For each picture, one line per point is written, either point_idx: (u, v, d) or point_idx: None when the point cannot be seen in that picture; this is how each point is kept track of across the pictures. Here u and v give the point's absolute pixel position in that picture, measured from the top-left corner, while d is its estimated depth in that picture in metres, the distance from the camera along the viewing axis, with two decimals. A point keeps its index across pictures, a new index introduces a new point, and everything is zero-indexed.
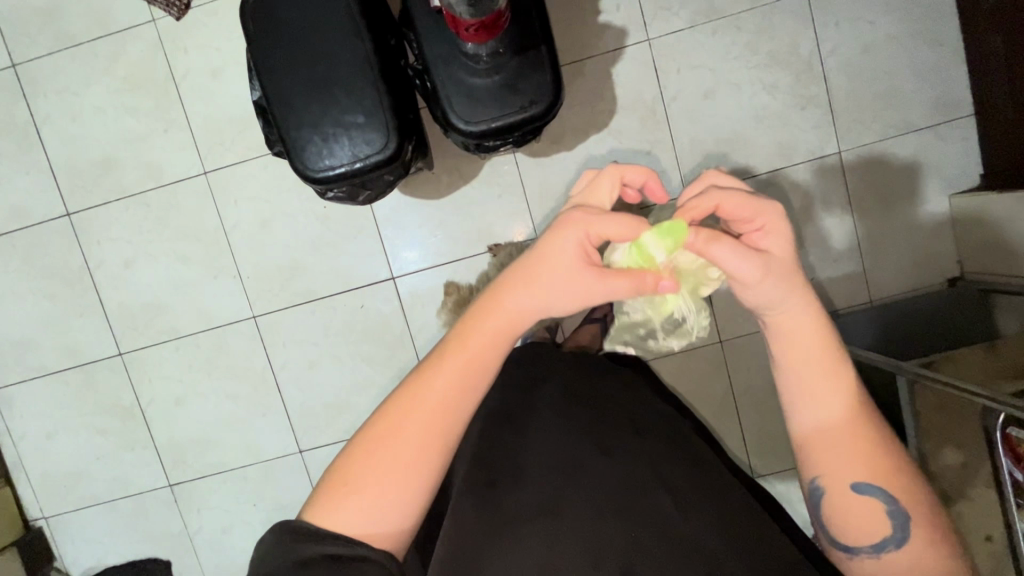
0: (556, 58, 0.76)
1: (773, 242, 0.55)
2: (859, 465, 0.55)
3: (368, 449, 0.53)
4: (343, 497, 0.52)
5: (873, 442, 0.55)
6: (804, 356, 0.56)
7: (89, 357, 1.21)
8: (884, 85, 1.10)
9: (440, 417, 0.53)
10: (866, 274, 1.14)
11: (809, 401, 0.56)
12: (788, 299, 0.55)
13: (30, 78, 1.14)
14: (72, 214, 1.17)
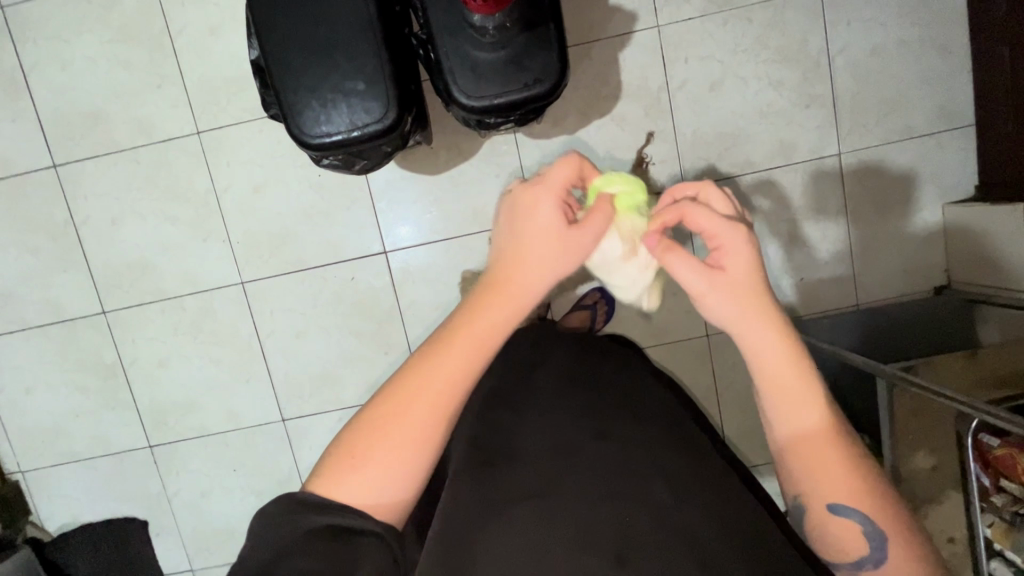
0: (564, 37, 0.75)
1: (739, 256, 0.58)
2: (841, 481, 0.55)
3: (374, 423, 0.51)
4: (351, 468, 0.50)
5: (847, 457, 0.56)
6: (779, 378, 0.56)
7: (71, 314, 1.19)
8: (890, 89, 1.10)
9: (446, 396, 0.51)
10: (855, 277, 1.15)
11: (789, 412, 0.56)
12: (756, 320, 0.57)
13: (18, 22, 1.10)
14: (58, 166, 1.14)
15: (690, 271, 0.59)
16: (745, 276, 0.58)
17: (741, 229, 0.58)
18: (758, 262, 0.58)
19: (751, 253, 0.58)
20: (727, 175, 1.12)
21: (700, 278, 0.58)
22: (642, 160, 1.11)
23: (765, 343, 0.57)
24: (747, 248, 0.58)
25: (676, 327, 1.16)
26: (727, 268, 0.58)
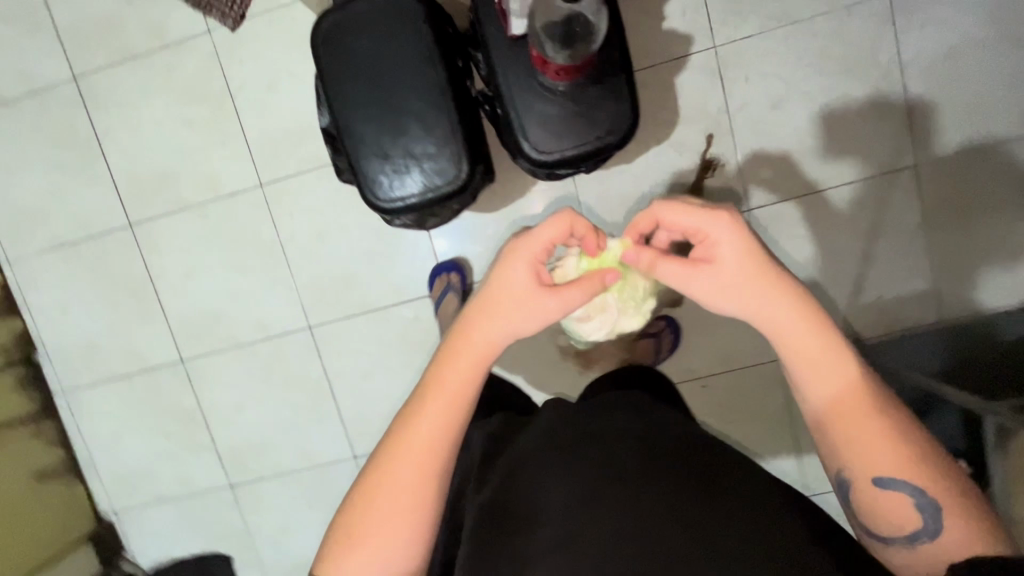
0: (634, 84, 0.73)
1: (728, 251, 0.56)
2: (880, 441, 0.50)
3: (370, 493, 0.54)
4: (352, 547, 0.53)
5: (879, 422, 0.51)
6: (796, 338, 0.54)
7: (153, 363, 1.24)
8: (969, 93, 1.04)
9: (427, 449, 0.54)
10: (937, 293, 1.09)
11: (811, 375, 0.54)
12: (750, 284, 0.55)
13: (91, 92, 1.15)
14: (134, 225, 1.20)
15: (681, 273, 0.58)
16: (737, 263, 0.56)
17: (722, 214, 0.57)
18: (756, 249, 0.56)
19: (745, 244, 0.56)
20: (795, 194, 1.08)
21: (692, 274, 0.57)
22: (711, 163, 1.07)
23: (768, 320, 0.55)
24: (733, 239, 0.56)
25: (746, 353, 1.13)
26: (718, 257, 0.57)
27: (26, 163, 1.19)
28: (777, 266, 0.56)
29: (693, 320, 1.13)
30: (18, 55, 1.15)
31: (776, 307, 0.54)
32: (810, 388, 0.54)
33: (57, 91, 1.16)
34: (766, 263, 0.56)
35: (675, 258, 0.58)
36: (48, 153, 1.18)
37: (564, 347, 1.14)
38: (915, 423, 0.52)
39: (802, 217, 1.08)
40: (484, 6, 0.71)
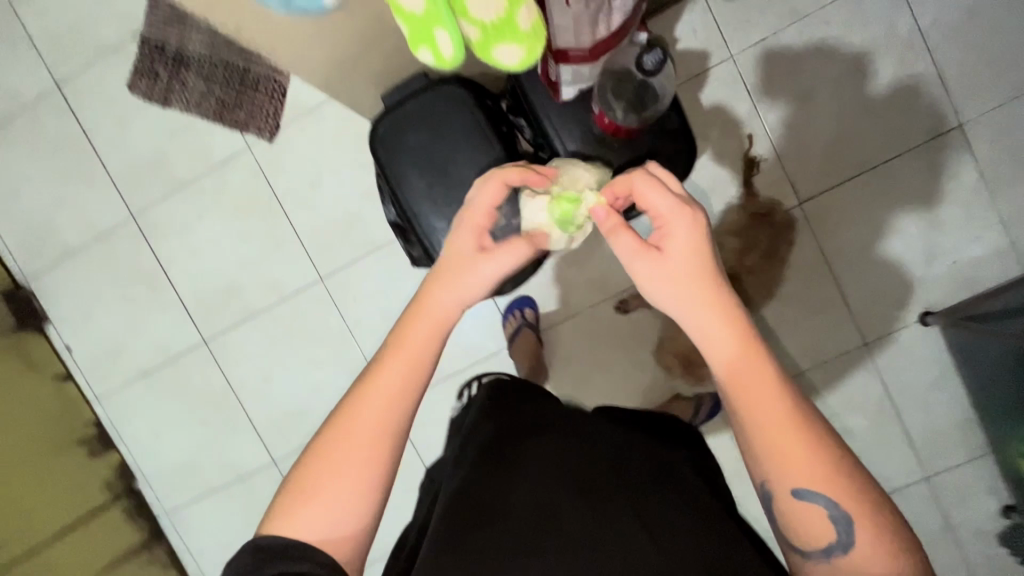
0: (684, 118, 0.77)
1: (680, 235, 0.54)
2: (790, 435, 0.48)
3: (324, 451, 0.50)
4: (302, 499, 0.49)
5: (804, 421, 0.48)
6: (715, 325, 0.52)
7: (247, 470, 1.26)
8: (998, 44, 1.03)
9: (387, 412, 0.51)
10: (1015, 244, 1.06)
11: (726, 363, 0.51)
12: (691, 277, 0.54)
13: (150, 226, 1.22)
14: (209, 340, 1.24)
15: (633, 255, 0.56)
16: (686, 255, 0.54)
17: (684, 207, 0.55)
18: (707, 243, 0.55)
19: (699, 236, 0.55)
20: (843, 178, 1.09)
21: (641, 259, 0.56)
22: (756, 160, 1.08)
23: (700, 304, 0.53)
24: (692, 226, 0.54)
25: (829, 343, 1.13)
26: (669, 248, 0.55)
27: (99, 303, 1.25)
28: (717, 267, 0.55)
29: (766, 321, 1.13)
30: (78, 206, 1.22)
31: (719, 298, 0.53)
32: (713, 354, 0.52)
33: (119, 232, 1.22)
34: (714, 261, 0.55)
35: (630, 236, 0.56)
36: (119, 290, 1.24)
37: (646, 375, 1.14)
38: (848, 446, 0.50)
39: (856, 199, 1.09)
40: (530, 82, 0.75)
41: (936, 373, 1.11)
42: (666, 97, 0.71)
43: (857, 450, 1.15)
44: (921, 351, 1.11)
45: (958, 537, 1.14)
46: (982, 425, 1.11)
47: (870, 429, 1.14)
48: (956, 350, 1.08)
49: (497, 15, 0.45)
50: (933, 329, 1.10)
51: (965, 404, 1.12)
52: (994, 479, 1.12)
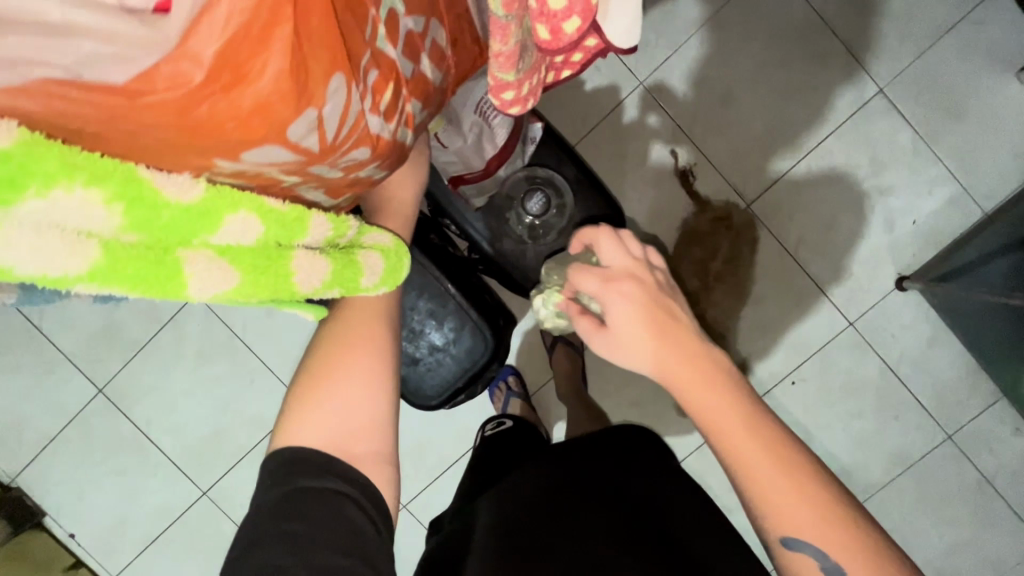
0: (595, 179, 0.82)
1: (618, 314, 0.50)
2: (770, 473, 0.45)
3: (325, 357, 0.51)
4: (312, 400, 0.48)
5: (789, 460, 0.45)
6: (683, 373, 0.49)
7: None
8: (894, 4, 1.03)
9: (372, 309, 0.54)
10: (968, 190, 1.05)
11: (701, 402, 0.48)
12: (649, 338, 0.50)
13: (118, 394, 1.19)
14: (207, 491, 1.21)
15: (590, 333, 0.53)
16: (635, 324, 0.50)
17: (631, 283, 0.51)
18: (651, 310, 0.50)
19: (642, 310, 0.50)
20: (783, 168, 1.08)
21: (595, 337, 0.53)
22: (689, 173, 1.08)
23: (658, 367, 0.50)
24: (627, 300, 0.50)
25: (817, 332, 1.11)
26: (614, 322, 0.51)
27: (88, 483, 1.21)
28: (682, 328, 0.50)
29: (750, 325, 1.12)
30: (42, 394, 1.19)
31: (681, 349, 0.49)
32: (680, 393, 0.49)
33: (89, 408, 1.19)
34: (666, 324, 0.50)
35: (584, 318, 0.53)
36: (104, 466, 1.21)
37: (646, 411, 1.12)
38: (836, 482, 0.47)
39: (802, 185, 1.08)
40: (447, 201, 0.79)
41: (930, 333, 1.09)
42: (563, 184, 0.81)
43: (874, 427, 1.12)
44: (907, 316, 1.09)
45: (999, 487, 1.11)
46: (990, 373, 1.08)
47: (881, 404, 1.12)
48: (941, 307, 1.06)
49: (321, 285, 0.45)
50: (912, 292, 1.09)
51: (968, 355, 1.09)
52: (1016, 420, 1.09)
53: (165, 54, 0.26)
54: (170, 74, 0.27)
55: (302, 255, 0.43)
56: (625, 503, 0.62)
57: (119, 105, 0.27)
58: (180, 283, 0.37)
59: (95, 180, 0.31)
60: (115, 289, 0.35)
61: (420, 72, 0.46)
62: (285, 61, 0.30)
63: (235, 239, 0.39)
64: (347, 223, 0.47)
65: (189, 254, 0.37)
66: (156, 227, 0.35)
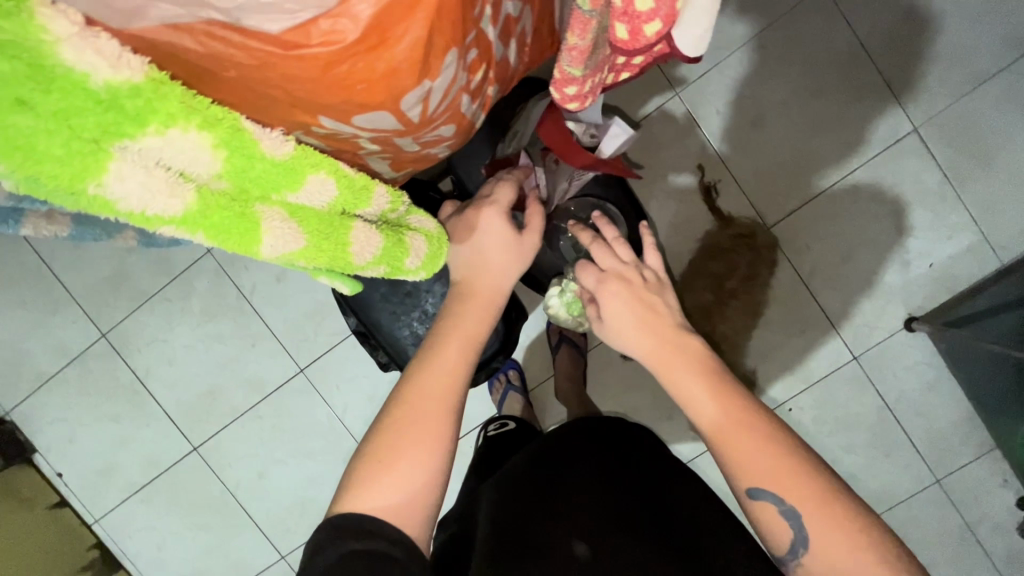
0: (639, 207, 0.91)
1: (609, 306, 0.58)
2: (739, 436, 0.49)
3: (398, 421, 0.53)
4: (383, 467, 0.51)
5: (755, 423, 0.50)
6: (655, 351, 0.55)
7: (257, 568, 1.25)
8: (941, 45, 1.02)
9: (447, 389, 0.55)
10: (989, 239, 1.05)
11: (675, 382, 0.54)
12: (635, 322, 0.57)
13: (121, 341, 1.19)
14: (198, 447, 1.22)
15: (595, 322, 0.61)
16: (625, 311, 0.58)
17: (618, 281, 0.59)
18: (639, 307, 0.58)
19: (631, 302, 0.58)
20: (808, 195, 1.08)
21: (596, 324, 0.61)
22: (713, 190, 1.08)
23: (641, 350, 0.57)
24: (618, 298, 0.58)
25: (820, 363, 1.11)
26: (609, 316, 0.59)
27: (81, 425, 1.22)
28: (668, 322, 0.57)
29: (755, 347, 1.12)
30: (46, 332, 1.19)
31: (656, 331, 0.56)
32: (649, 360, 0.56)
33: (90, 352, 1.20)
34: (652, 315, 0.57)
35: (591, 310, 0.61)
36: (100, 411, 1.21)
37: (641, 420, 1.13)
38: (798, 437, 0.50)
39: (825, 215, 1.08)
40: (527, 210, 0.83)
41: (932, 377, 1.10)
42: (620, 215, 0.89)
43: (865, 463, 1.13)
44: (912, 357, 1.10)
45: (980, 537, 1.11)
46: (986, 423, 1.08)
47: (873, 440, 1.12)
48: (948, 352, 1.06)
49: (371, 245, 0.54)
50: (920, 334, 1.09)
51: (966, 402, 1.09)
52: (1006, 473, 1.10)
53: (326, 12, 0.29)
54: (324, 29, 0.30)
55: (359, 227, 0.52)
56: (629, 487, 0.64)
57: (279, 53, 0.32)
58: (257, 237, 0.44)
59: (207, 125, 0.38)
60: (185, 234, 0.41)
61: (506, 56, 0.52)
62: (421, 31, 0.33)
63: (309, 201, 0.48)
64: (400, 202, 0.58)
65: (267, 211, 0.45)
66: (242, 177, 0.42)
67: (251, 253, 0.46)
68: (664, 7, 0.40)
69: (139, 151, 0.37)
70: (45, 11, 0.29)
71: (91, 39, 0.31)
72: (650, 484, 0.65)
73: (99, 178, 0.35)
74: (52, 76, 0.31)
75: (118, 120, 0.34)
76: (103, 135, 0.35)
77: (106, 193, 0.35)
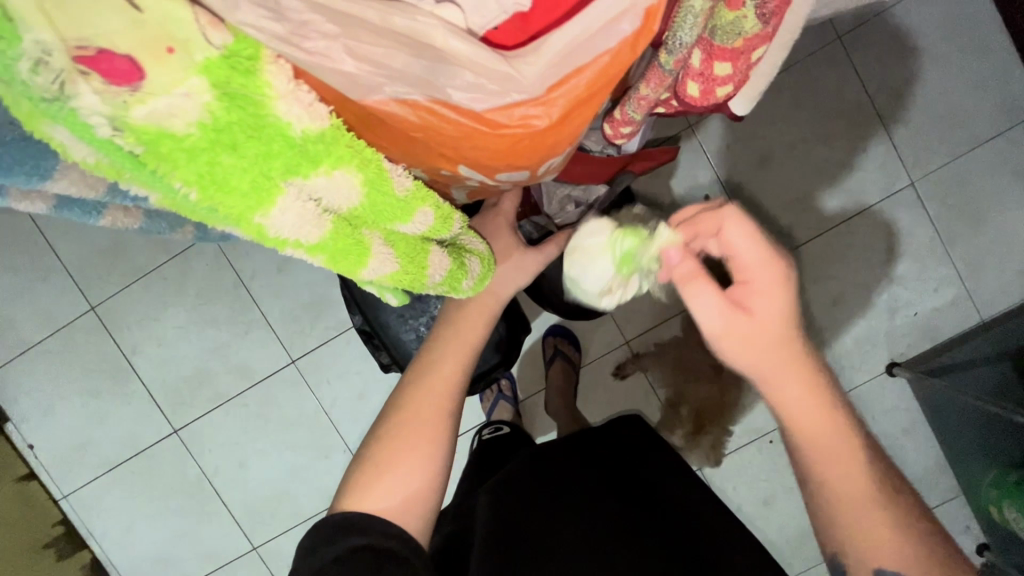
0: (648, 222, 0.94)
1: (769, 305, 0.45)
2: (846, 463, 0.47)
3: (395, 429, 0.54)
4: (376, 474, 0.52)
5: (847, 426, 0.48)
6: (799, 365, 0.46)
7: (227, 558, 1.23)
8: (942, 106, 1.07)
9: (444, 399, 0.56)
10: (971, 295, 1.10)
11: (800, 401, 0.47)
12: (785, 324, 0.46)
13: (110, 316, 1.17)
14: (178, 431, 1.20)
15: (718, 315, 0.45)
16: (778, 309, 0.45)
17: (780, 266, 0.45)
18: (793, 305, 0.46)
19: (785, 295, 0.45)
20: (806, 236, 1.11)
21: (727, 316, 0.45)
22: None
23: (781, 362, 0.46)
24: (781, 293, 0.45)
25: None
26: (756, 310, 0.45)
27: (58, 398, 1.19)
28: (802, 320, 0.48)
29: None
30: (33, 300, 1.17)
31: (799, 341, 0.47)
32: (794, 373, 0.46)
33: (77, 324, 1.17)
34: (798, 320, 0.46)
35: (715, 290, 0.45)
36: (80, 385, 1.19)
37: None
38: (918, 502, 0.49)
39: (821, 257, 1.11)
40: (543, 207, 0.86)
41: (908, 421, 1.14)
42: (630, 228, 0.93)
43: None
44: (891, 401, 1.14)
45: None
46: (954, 470, 1.12)
47: None
48: (925, 399, 1.10)
49: (447, 268, 0.52)
50: (900, 379, 1.13)
51: (938, 449, 1.14)
52: (970, 520, 1.14)
53: (534, 99, 0.39)
54: (523, 113, 0.40)
55: (436, 252, 0.50)
56: (625, 498, 0.66)
57: (483, 131, 0.41)
58: (363, 261, 0.45)
59: (360, 166, 0.41)
60: (304, 254, 0.43)
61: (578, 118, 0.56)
62: (590, 113, 0.44)
63: (408, 230, 0.48)
64: (472, 234, 0.56)
65: (371, 235, 0.45)
66: (370, 207, 0.44)
67: (348, 272, 0.46)
68: (738, 76, 0.49)
69: (306, 189, 0.39)
70: (271, 67, 0.34)
71: (297, 92, 0.35)
72: (649, 499, 0.67)
73: (266, 210, 0.38)
74: (264, 124, 0.35)
75: (299, 160, 0.37)
76: (278, 172, 0.37)
77: (266, 224, 0.38)
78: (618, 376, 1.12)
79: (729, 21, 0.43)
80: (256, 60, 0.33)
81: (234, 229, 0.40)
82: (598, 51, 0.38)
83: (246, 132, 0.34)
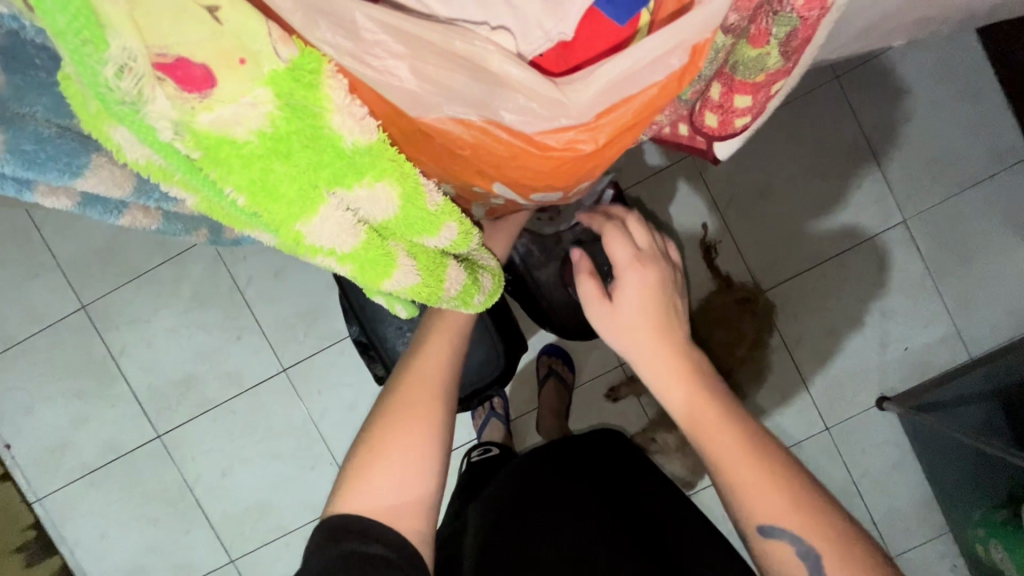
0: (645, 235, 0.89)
1: (629, 296, 0.56)
2: (762, 485, 0.49)
3: (382, 423, 0.53)
4: (365, 471, 0.51)
5: (741, 439, 0.50)
6: (677, 365, 0.54)
7: (203, 569, 1.19)
8: (935, 147, 1.10)
9: (429, 383, 0.55)
10: (960, 332, 1.12)
11: (691, 408, 0.52)
12: (652, 321, 0.55)
13: (101, 316, 1.16)
14: (162, 436, 1.17)
15: (592, 299, 0.58)
16: (639, 301, 0.56)
17: (644, 267, 0.56)
18: (658, 303, 0.56)
19: (646, 297, 0.56)
20: (801, 267, 1.13)
21: (596, 303, 0.58)
22: (712, 248, 1.13)
23: (650, 357, 0.55)
24: (640, 285, 0.56)
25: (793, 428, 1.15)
26: (618, 300, 0.56)
27: (40, 397, 1.17)
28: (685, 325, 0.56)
29: None
30: (22, 297, 1.15)
31: (673, 339, 0.55)
32: (668, 376, 0.54)
33: (65, 322, 1.16)
34: (666, 314, 0.56)
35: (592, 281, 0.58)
36: (64, 384, 1.16)
37: None
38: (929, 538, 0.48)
39: (815, 288, 1.13)
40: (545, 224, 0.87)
41: (897, 456, 1.14)
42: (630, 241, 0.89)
43: None
44: (881, 435, 1.14)
45: None
46: (941, 507, 1.12)
47: None
48: (914, 434, 1.11)
49: (463, 284, 0.51)
50: (890, 413, 1.14)
51: (926, 484, 1.14)
52: (956, 558, 1.14)
53: (584, 125, 0.41)
54: (571, 139, 0.42)
55: (454, 266, 0.49)
56: (614, 511, 0.65)
57: (534, 152, 0.43)
58: (388, 272, 0.44)
59: (398, 179, 0.40)
60: (332, 262, 0.42)
61: None
62: (630, 141, 0.46)
63: (432, 245, 0.47)
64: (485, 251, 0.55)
65: (397, 248, 0.44)
66: (402, 220, 0.43)
67: (368, 284, 0.45)
68: (756, 109, 0.51)
69: (346, 200, 0.40)
70: (330, 82, 0.35)
71: (349, 106, 0.36)
72: (636, 509, 0.67)
73: (306, 217, 0.38)
74: (316, 135, 0.36)
75: (345, 170, 0.38)
76: (319, 176, 0.37)
77: (305, 232, 0.39)
78: (612, 399, 1.12)
79: (752, 58, 0.44)
80: (317, 75, 0.34)
81: (266, 234, 0.40)
82: (646, 83, 0.40)
83: (302, 141, 0.35)
